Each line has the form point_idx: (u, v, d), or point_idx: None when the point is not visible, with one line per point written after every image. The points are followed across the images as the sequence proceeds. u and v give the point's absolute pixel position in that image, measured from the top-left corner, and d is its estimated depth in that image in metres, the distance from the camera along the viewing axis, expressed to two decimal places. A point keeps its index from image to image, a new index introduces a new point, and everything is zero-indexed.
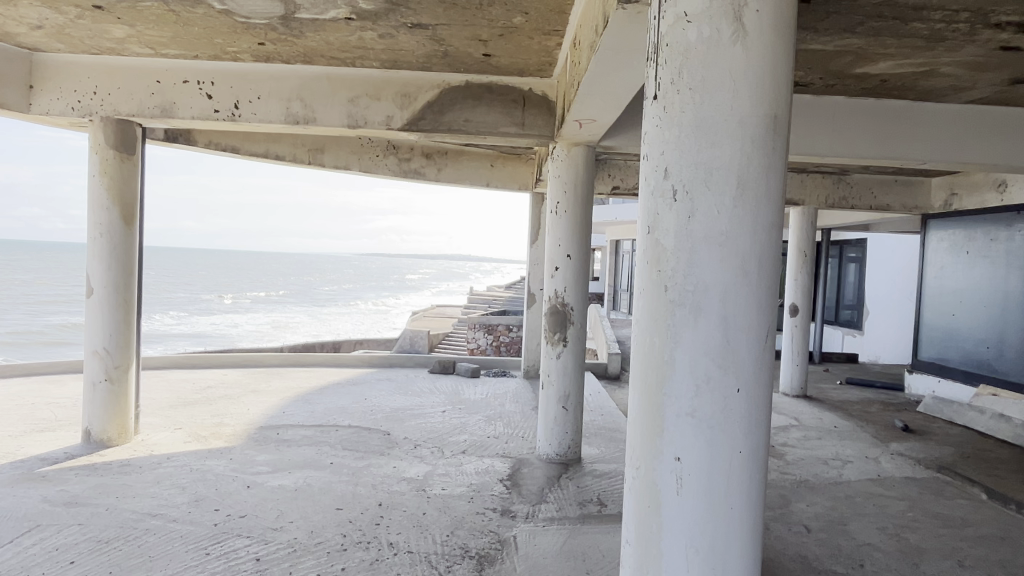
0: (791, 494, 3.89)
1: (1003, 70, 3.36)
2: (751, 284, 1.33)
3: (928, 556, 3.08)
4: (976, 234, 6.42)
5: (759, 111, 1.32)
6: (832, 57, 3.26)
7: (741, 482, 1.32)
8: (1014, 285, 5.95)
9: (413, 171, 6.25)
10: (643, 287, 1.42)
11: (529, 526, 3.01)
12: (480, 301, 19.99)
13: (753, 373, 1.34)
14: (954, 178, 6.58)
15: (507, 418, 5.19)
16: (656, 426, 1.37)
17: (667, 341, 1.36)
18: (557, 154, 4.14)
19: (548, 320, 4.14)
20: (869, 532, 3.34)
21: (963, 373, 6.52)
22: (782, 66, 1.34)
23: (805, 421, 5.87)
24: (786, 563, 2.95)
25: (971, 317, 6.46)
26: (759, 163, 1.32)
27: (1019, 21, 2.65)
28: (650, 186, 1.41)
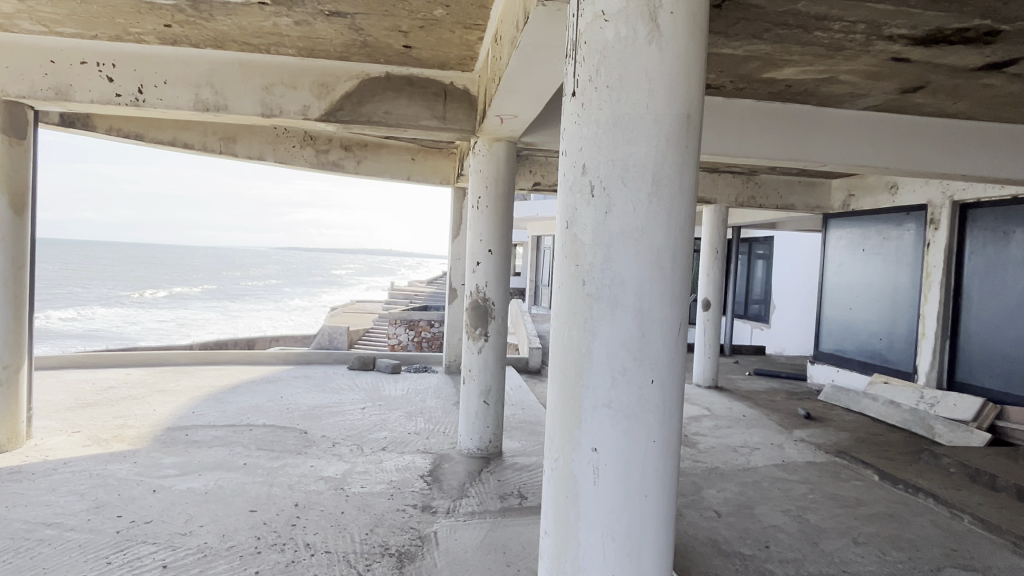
0: (703, 481, 4.05)
1: (895, 80, 3.59)
2: (666, 278, 1.37)
3: (827, 535, 3.27)
4: (871, 234, 6.86)
5: (674, 110, 1.35)
6: (741, 62, 3.40)
7: (655, 470, 1.36)
8: (904, 280, 6.39)
9: (330, 163, 6.10)
10: (562, 281, 1.44)
11: (450, 521, 3.00)
12: (401, 296, 19.77)
13: (667, 365, 1.38)
14: (852, 181, 7.05)
15: (427, 414, 5.16)
16: (574, 418, 1.39)
17: (585, 334, 1.38)
18: (478, 149, 4.13)
19: (468, 315, 4.14)
20: (774, 515, 3.51)
21: (858, 363, 6.94)
22: (695, 66, 1.38)
23: (716, 410, 6.11)
24: (698, 548, 3.07)
25: (866, 311, 6.89)
26: (674, 160, 1.36)
27: (909, 34, 2.85)
28: (569, 182, 1.43)
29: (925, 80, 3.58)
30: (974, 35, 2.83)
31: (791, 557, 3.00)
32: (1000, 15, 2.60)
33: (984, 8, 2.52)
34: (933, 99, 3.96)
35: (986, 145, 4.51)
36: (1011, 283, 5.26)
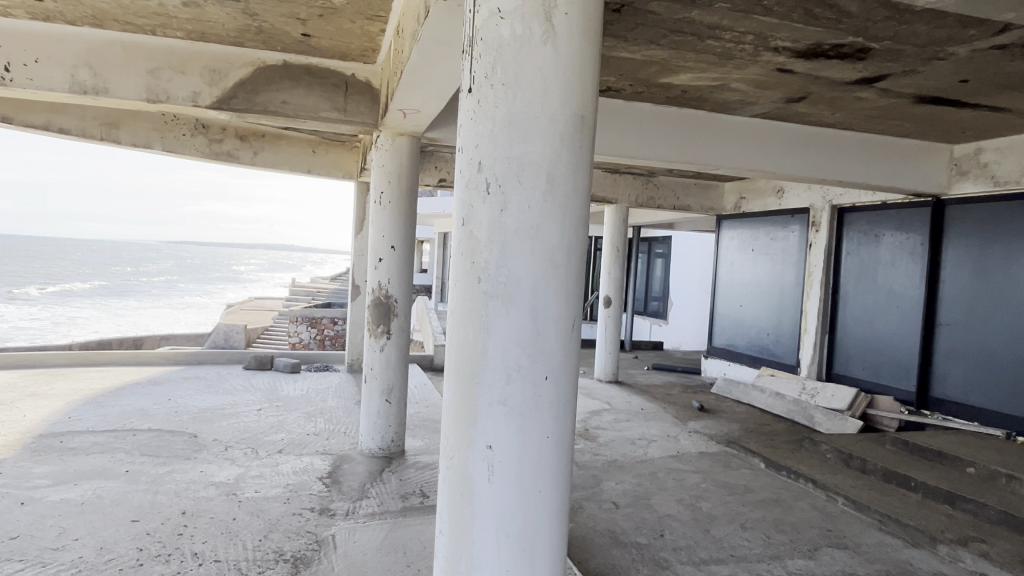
0: (602, 474, 4.15)
1: (781, 89, 3.80)
2: (560, 275, 1.39)
3: (716, 522, 3.43)
4: (759, 234, 7.25)
5: (568, 110, 1.37)
6: (639, 66, 3.50)
7: (549, 466, 1.38)
8: (788, 279, 6.79)
9: (225, 153, 5.83)
10: (457, 278, 1.43)
11: (349, 523, 2.93)
12: (303, 293, 19.18)
13: (560, 362, 1.40)
14: (743, 185, 7.45)
15: (328, 414, 5.03)
16: (469, 416, 1.39)
17: (480, 332, 1.38)
18: (381, 143, 4.06)
19: (370, 313, 4.06)
20: (669, 504, 3.65)
21: (747, 357, 7.33)
22: (589, 68, 1.40)
23: (616, 404, 6.29)
24: (596, 539, 3.14)
25: (754, 307, 7.28)
26: (567, 159, 1.38)
27: (792, 47, 3.02)
28: (465, 178, 1.42)
29: (807, 91, 3.81)
30: (849, 51, 3.04)
31: (684, 544, 3.13)
32: (870, 34, 2.80)
33: (858, 26, 2.71)
34: (814, 109, 4.23)
35: (860, 154, 4.86)
36: (880, 281, 5.71)
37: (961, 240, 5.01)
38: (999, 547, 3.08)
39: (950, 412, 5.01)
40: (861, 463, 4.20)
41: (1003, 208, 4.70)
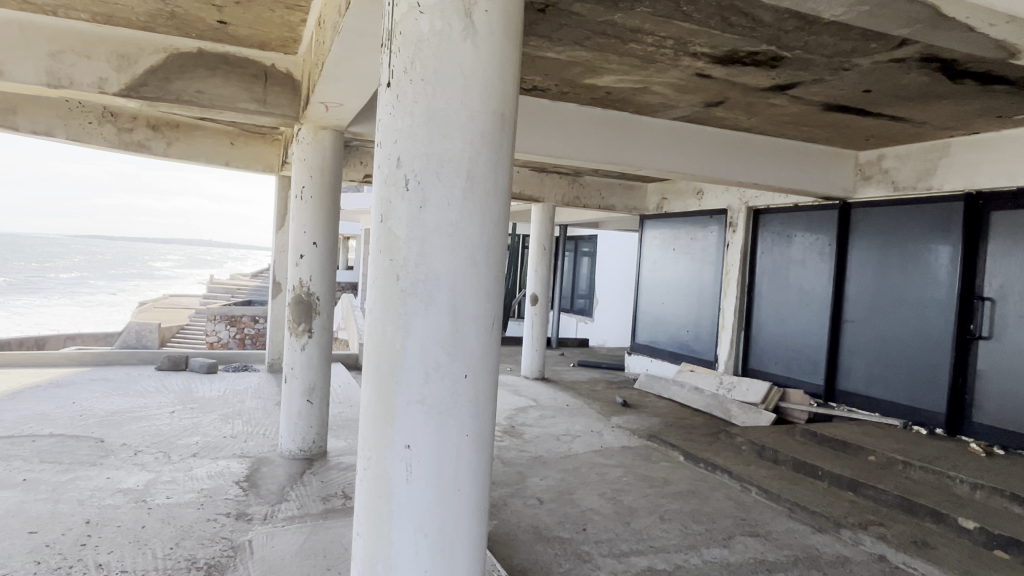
0: (527, 470, 4.18)
1: (699, 94, 3.92)
2: (480, 273, 1.38)
3: (637, 514, 3.51)
4: (680, 234, 7.47)
5: (488, 108, 1.37)
6: (565, 67, 3.54)
7: (469, 464, 1.38)
8: (707, 277, 7.01)
9: (135, 143, 5.56)
10: (375, 275, 1.41)
11: (267, 528, 2.85)
12: (222, 290, 18.51)
13: (479, 360, 1.39)
14: (665, 186, 7.65)
15: (246, 415, 4.87)
16: (387, 415, 1.37)
17: (399, 330, 1.36)
18: (302, 136, 3.96)
19: (291, 310, 3.95)
20: (592, 499, 3.71)
21: (669, 353, 7.54)
22: (509, 66, 1.41)
23: (542, 401, 6.35)
24: (521, 535, 3.16)
25: (675, 305, 7.50)
26: (487, 156, 1.38)
27: (710, 53, 3.12)
28: (383, 174, 1.40)
29: (724, 96, 3.95)
30: (763, 59, 3.17)
31: (606, 538, 3.19)
32: (782, 43, 2.92)
33: (770, 35, 2.82)
34: (731, 114, 4.38)
35: (773, 158, 5.07)
36: (792, 280, 5.97)
37: (864, 241, 5.31)
38: (896, 530, 3.28)
39: (854, 404, 5.30)
40: (773, 454, 4.39)
41: (902, 212, 5.00)
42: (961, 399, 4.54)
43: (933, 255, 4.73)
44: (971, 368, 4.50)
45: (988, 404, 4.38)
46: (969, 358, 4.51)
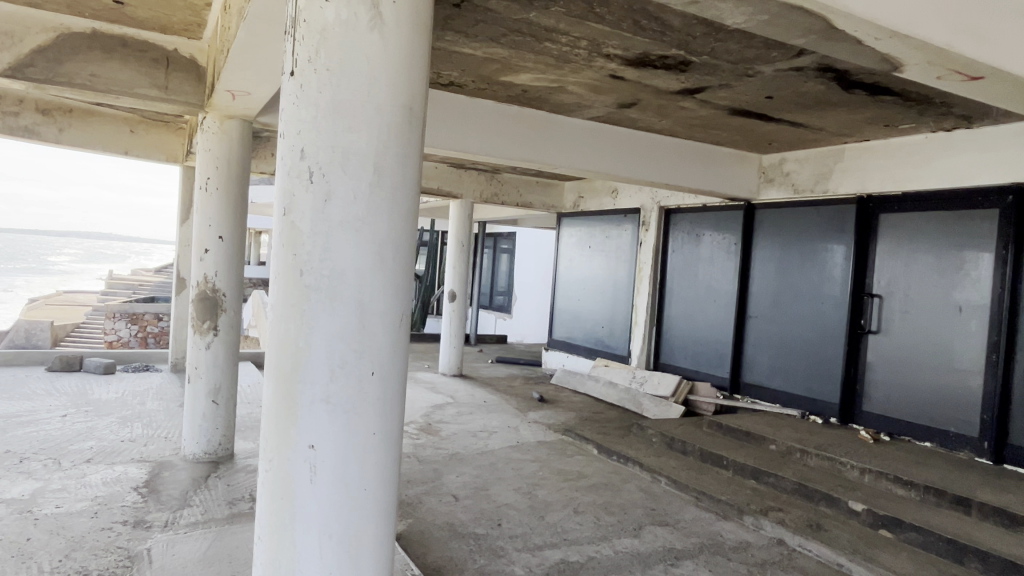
0: (442, 467, 4.16)
1: (613, 94, 4.01)
2: (388, 269, 1.36)
3: (552, 507, 3.56)
4: (596, 232, 7.61)
5: (396, 100, 1.35)
6: (481, 63, 3.54)
7: (375, 464, 1.36)
8: (622, 274, 7.18)
9: (22, 128, 5.18)
10: (278, 270, 1.36)
11: (167, 535, 2.72)
12: (122, 286, 17.54)
13: (387, 357, 1.38)
14: (581, 185, 7.78)
15: (146, 418, 4.63)
16: (290, 415, 1.33)
17: (302, 327, 1.32)
18: (207, 125, 3.79)
19: (194, 307, 3.77)
20: (507, 494, 3.73)
21: (584, 349, 7.68)
22: (419, 60, 1.39)
23: (459, 397, 6.34)
24: (435, 533, 3.15)
25: (591, 301, 7.64)
26: (396, 150, 1.36)
27: (623, 55, 3.19)
28: (286, 166, 1.36)
29: (637, 98, 4.04)
30: (673, 62, 3.26)
31: (521, 532, 3.22)
32: (690, 48, 3.02)
33: (679, 40, 2.91)
34: (644, 115, 4.50)
35: (684, 160, 5.24)
36: (701, 278, 6.20)
37: (767, 241, 5.57)
38: (793, 514, 3.46)
39: (757, 395, 5.56)
40: (682, 445, 4.54)
41: (801, 213, 5.28)
42: (853, 389, 4.84)
43: (829, 254, 5.01)
44: (862, 361, 4.80)
45: (877, 394, 4.68)
46: (860, 351, 4.82)
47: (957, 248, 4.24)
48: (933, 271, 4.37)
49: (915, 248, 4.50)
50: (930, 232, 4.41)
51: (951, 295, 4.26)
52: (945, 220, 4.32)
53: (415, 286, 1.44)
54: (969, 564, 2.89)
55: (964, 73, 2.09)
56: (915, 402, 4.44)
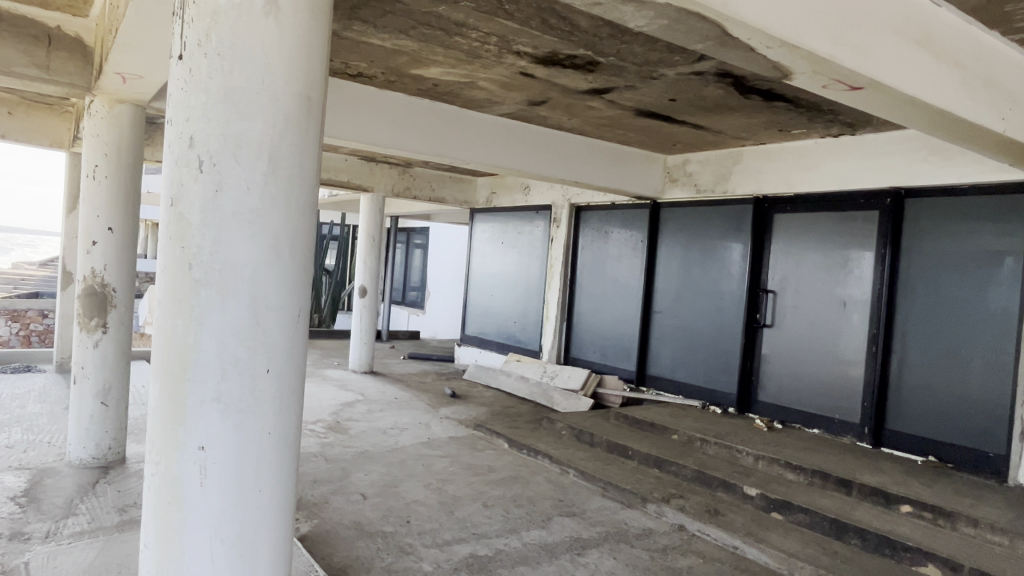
0: (351, 466, 4.09)
1: (523, 92, 4.04)
2: (284, 263, 1.34)
3: (461, 502, 3.57)
4: (509, 228, 7.66)
5: (293, 89, 1.33)
6: (390, 55, 3.49)
7: (271, 464, 1.33)
8: (534, 270, 7.25)
9: None
10: (165, 264, 1.32)
11: (48, 547, 2.54)
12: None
13: (284, 354, 1.35)
14: (494, 181, 7.82)
15: (27, 422, 4.30)
16: (178, 415, 1.29)
17: (192, 324, 1.29)
18: (94, 109, 3.56)
19: (80, 303, 3.54)
20: (416, 490, 3.71)
21: (497, 344, 7.72)
22: (317, 49, 1.37)
23: (369, 394, 6.24)
24: (342, 532, 3.09)
25: (503, 297, 7.69)
26: (292, 141, 1.33)
27: (532, 53, 3.22)
28: (174, 155, 1.32)
29: (546, 96, 4.10)
30: (581, 62, 3.33)
31: (429, 528, 3.21)
32: (597, 49, 3.09)
33: (586, 40, 2.97)
34: (554, 114, 4.56)
35: (593, 159, 5.35)
36: (609, 274, 6.36)
37: (671, 239, 5.78)
38: (693, 501, 3.61)
39: (662, 387, 5.77)
40: (590, 437, 4.65)
41: (703, 212, 5.50)
42: (749, 380, 5.10)
43: (728, 252, 5.25)
44: (757, 353, 5.06)
45: (770, 384, 4.95)
46: (756, 344, 5.07)
47: (842, 247, 4.54)
48: (821, 268, 4.66)
49: (805, 247, 4.78)
50: (819, 232, 4.69)
51: (837, 291, 4.55)
52: (832, 221, 4.61)
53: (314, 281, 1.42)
54: (849, 541, 3.11)
55: (845, 83, 2.22)
56: (804, 392, 4.72)
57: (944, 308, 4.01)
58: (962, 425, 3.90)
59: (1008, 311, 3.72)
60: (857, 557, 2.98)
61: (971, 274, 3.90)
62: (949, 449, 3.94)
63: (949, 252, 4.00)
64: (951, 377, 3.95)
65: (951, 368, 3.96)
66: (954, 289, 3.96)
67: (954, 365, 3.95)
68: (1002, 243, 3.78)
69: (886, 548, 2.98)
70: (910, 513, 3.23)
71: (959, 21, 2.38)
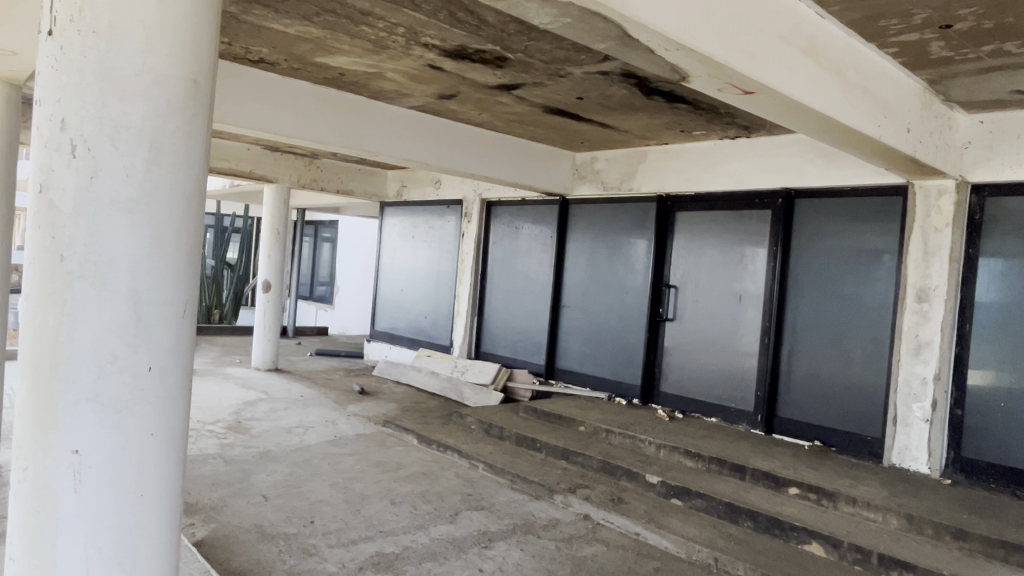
0: (252, 467, 3.94)
1: (432, 85, 4.01)
2: (167, 256, 1.40)
3: (368, 500, 3.51)
4: (419, 223, 7.58)
5: (176, 73, 1.39)
6: (293, 42, 3.38)
7: (151, 463, 1.41)
8: (444, 265, 7.22)
9: None
10: (34, 257, 1.35)
11: None
12: None
13: (166, 353, 1.42)
14: (405, 174, 7.71)
15: None
16: (50, 416, 1.33)
17: (65, 320, 1.32)
18: None
19: None
20: (322, 490, 3.62)
21: (407, 339, 7.64)
22: (202, 38, 1.44)
23: (273, 393, 6.03)
24: (242, 536, 2.98)
25: (413, 291, 7.61)
26: (175, 126, 1.40)
27: (440, 46, 3.20)
28: (43, 137, 1.34)
29: (456, 90, 4.08)
30: (489, 58, 3.33)
31: (334, 528, 3.14)
32: (505, 45, 3.10)
33: (494, 35, 2.98)
34: (463, 108, 4.55)
35: (502, 154, 5.37)
36: (519, 269, 6.42)
37: (579, 235, 5.89)
38: (598, 490, 3.70)
39: (570, 380, 5.88)
40: (499, 431, 4.68)
41: (609, 209, 5.64)
42: (652, 372, 5.27)
43: (632, 248, 5.41)
44: (660, 346, 5.24)
45: (672, 375, 5.14)
46: (659, 337, 5.25)
47: (739, 244, 4.76)
48: (719, 264, 4.87)
49: (704, 244, 4.98)
50: (717, 229, 4.90)
51: (733, 286, 4.78)
52: (729, 219, 4.83)
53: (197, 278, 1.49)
54: (743, 523, 3.27)
55: (738, 88, 2.32)
56: (703, 383, 4.92)
57: (829, 302, 4.28)
58: (843, 411, 4.17)
59: (884, 304, 4.02)
60: (750, 538, 3.14)
61: (852, 270, 4.18)
62: (833, 433, 4.21)
63: (834, 249, 4.27)
64: (834, 366, 4.23)
65: (834, 358, 4.24)
66: (837, 284, 4.24)
67: (837, 355, 4.22)
68: (879, 241, 4.07)
69: (775, 528, 3.15)
70: (798, 494, 3.44)
71: (841, 33, 2.54)
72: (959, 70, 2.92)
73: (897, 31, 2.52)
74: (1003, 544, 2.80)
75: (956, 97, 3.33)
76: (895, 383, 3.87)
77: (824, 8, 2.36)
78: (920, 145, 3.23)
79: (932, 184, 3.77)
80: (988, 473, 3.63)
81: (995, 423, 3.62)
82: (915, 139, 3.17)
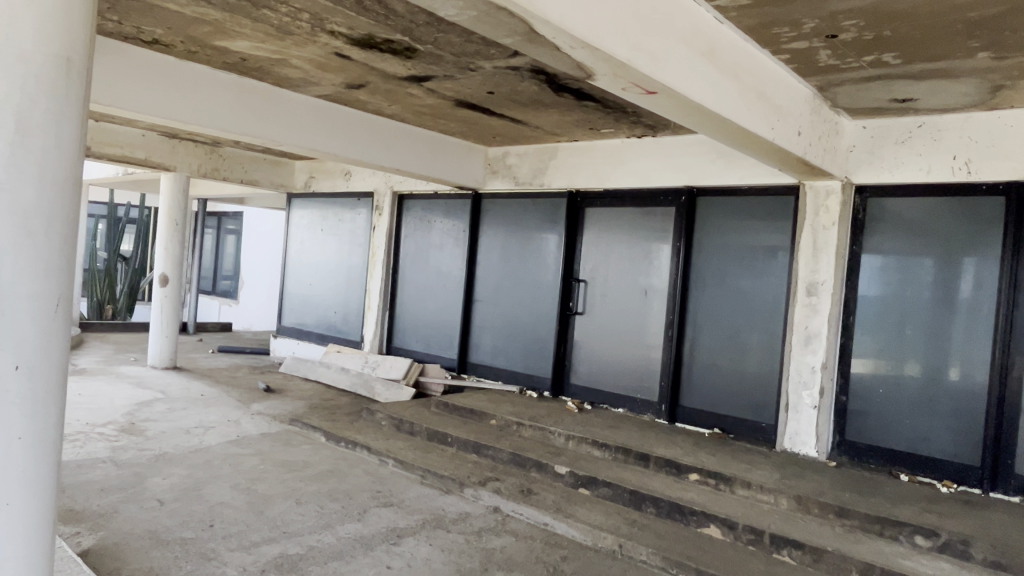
0: (146, 470, 3.74)
1: (340, 74, 3.91)
2: (32, 229, 1.50)
3: (272, 501, 3.40)
4: (329, 215, 7.38)
5: (45, 54, 1.50)
6: (190, 23, 3.21)
7: (17, 427, 1.49)
8: (355, 259, 7.07)
9: None
10: None
11: None
12: None
13: (33, 322, 1.51)
14: (313, 165, 7.50)
15: None
16: None
17: None
18: None
19: None
20: (222, 492, 3.48)
21: (316, 335, 7.44)
22: (72, 25, 1.56)
23: (171, 392, 5.74)
24: (134, 543, 2.82)
25: (322, 286, 7.41)
26: (46, 105, 1.51)
27: (347, 34, 3.12)
28: None
29: (364, 80, 3.99)
30: (398, 48, 3.28)
31: (235, 531, 3.02)
32: (414, 36, 3.06)
33: (403, 26, 2.93)
34: (372, 98, 4.47)
35: (414, 147, 5.30)
36: (431, 263, 6.37)
37: (492, 229, 5.91)
38: (508, 482, 3.73)
39: (482, 374, 5.90)
40: (410, 426, 4.64)
41: (521, 203, 5.68)
42: (563, 365, 5.36)
43: (544, 242, 5.48)
44: (570, 339, 5.33)
45: (582, 367, 5.24)
46: (569, 331, 5.34)
47: (645, 240, 4.90)
48: (627, 259, 5.01)
49: (612, 239, 5.10)
50: (624, 225, 5.03)
51: (639, 280, 4.92)
52: (636, 216, 4.97)
53: (65, 252, 1.59)
54: (647, 510, 3.38)
55: (642, 87, 2.39)
56: (611, 374, 5.05)
57: (728, 296, 4.47)
58: (741, 399, 4.38)
59: (778, 298, 4.24)
60: (653, 524, 3.25)
61: (750, 265, 4.39)
62: (731, 421, 4.41)
63: (733, 245, 4.46)
64: (733, 356, 4.44)
65: (733, 349, 4.44)
66: (735, 278, 4.44)
67: (735, 346, 4.43)
68: (774, 238, 4.29)
69: (677, 513, 3.28)
70: (698, 480, 3.59)
71: (738, 38, 2.66)
72: (844, 78, 3.12)
73: (788, 39, 2.66)
74: (878, 520, 3.03)
75: (842, 103, 3.55)
76: (787, 371, 4.09)
77: (722, 14, 2.46)
78: (810, 148, 3.43)
79: (821, 184, 4.00)
80: (868, 454, 3.91)
81: (875, 407, 3.90)
82: (805, 143, 3.36)
